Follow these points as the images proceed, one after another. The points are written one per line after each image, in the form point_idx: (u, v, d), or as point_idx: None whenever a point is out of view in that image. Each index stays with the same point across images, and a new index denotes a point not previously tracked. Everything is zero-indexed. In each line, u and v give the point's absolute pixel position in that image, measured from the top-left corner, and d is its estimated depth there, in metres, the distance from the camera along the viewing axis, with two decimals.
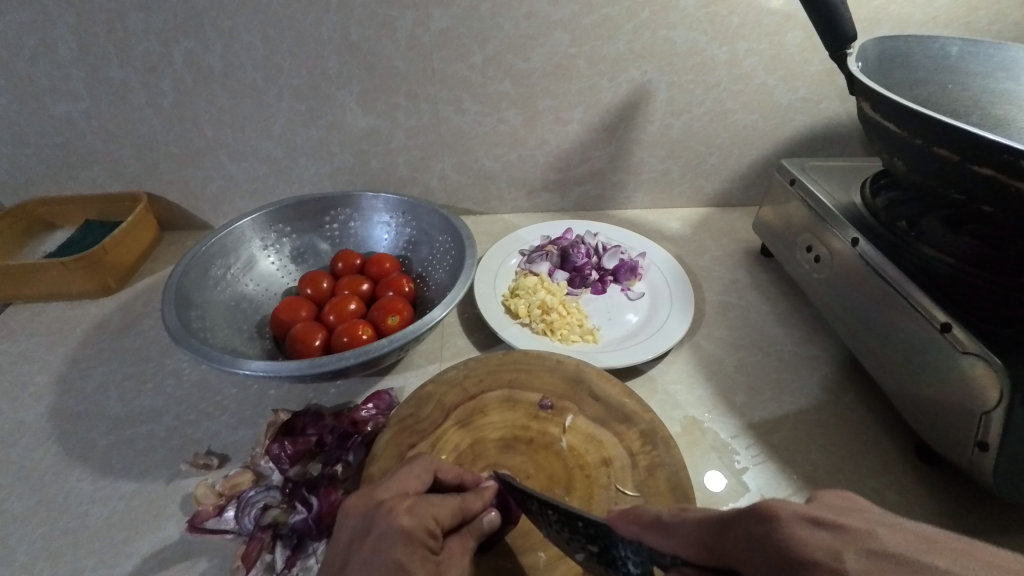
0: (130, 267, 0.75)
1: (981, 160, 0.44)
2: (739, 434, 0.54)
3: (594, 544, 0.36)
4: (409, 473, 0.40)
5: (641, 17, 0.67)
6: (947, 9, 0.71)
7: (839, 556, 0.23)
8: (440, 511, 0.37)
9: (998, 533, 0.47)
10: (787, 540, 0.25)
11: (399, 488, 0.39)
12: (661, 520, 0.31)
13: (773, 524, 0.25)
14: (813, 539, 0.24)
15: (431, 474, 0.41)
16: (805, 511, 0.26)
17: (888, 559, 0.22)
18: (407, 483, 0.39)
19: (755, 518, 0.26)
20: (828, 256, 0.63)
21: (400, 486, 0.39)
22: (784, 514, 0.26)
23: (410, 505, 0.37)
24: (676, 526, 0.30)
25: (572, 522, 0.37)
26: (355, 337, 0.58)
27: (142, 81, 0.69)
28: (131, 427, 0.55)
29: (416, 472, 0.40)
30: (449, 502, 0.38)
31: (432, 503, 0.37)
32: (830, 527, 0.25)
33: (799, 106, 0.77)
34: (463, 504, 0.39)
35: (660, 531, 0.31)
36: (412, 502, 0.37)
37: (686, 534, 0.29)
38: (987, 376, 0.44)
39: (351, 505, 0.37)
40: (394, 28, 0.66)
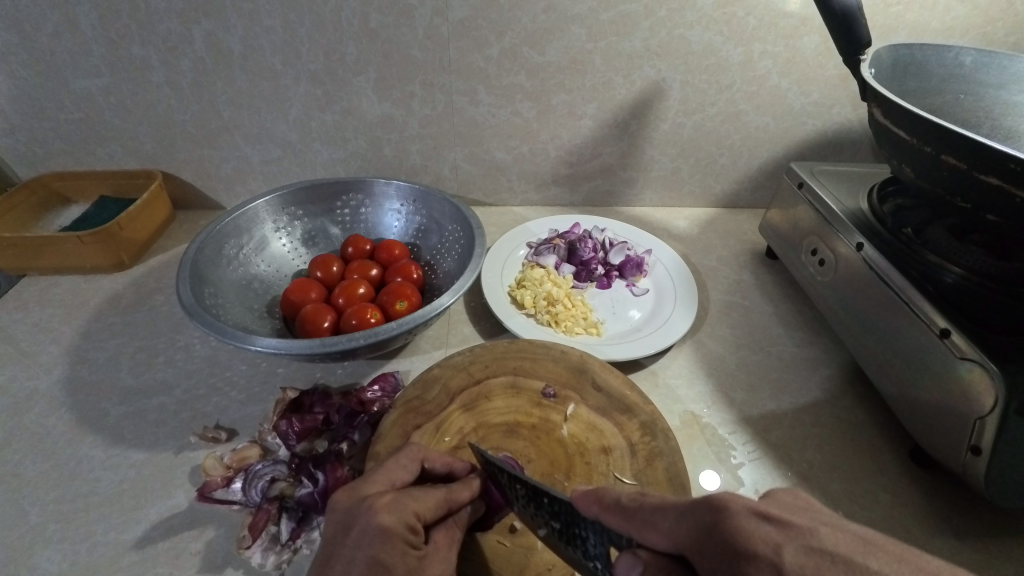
0: (143, 244, 0.76)
1: (988, 169, 0.44)
2: (736, 430, 0.55)
3: (558, 521, 0.36)
4: (396, 465, 0.40)
5: (658, 15, 0.68)
6: (964, 18, 0.71)
7: (779, 548, 0.26)
8: (423, 505, 0.37)
9: (988, 537, 0.48)
10: (734, 530, 0.27)
11: (384, 482, 0.39)
12: (622, 504, 0.33)
13: (724, 515, 0.28)
14: (758, 532, 0.27)
15: (418, 465, 0.41)
16: (756, 507, 0.28)
17: (824, 556, 0.25)
18: (394, 476, 0.39)
19: (707, 508, 0.29)
20: (833, 260, 0.64)
21: (386, 479, 0.39)
22: (735, 508, 0.28)
23: (390, 501, 0.36)
24: (638, 510, 0.32)
25: (539, 499, 0.37)
26: (363, 320, 0.59)
27: (162, 60, 0.69)
28: (142, 399, 0.57)
29: (404, 462, 0.40)
30: (434, 495, 0.38)
31: (414, 498, 0.37)
32: (776, 521, 0.27)
33: (811, 111, 0.77)
34: (448, 495, 0.39)
35: (620, 514, 0.33)
36: (393, 497, 0.37)
37: (647, 519, 0.32)
38: (984, 382, 0.45)
39: (337, 499, 0.37)
40: (413, 17, 0.67)
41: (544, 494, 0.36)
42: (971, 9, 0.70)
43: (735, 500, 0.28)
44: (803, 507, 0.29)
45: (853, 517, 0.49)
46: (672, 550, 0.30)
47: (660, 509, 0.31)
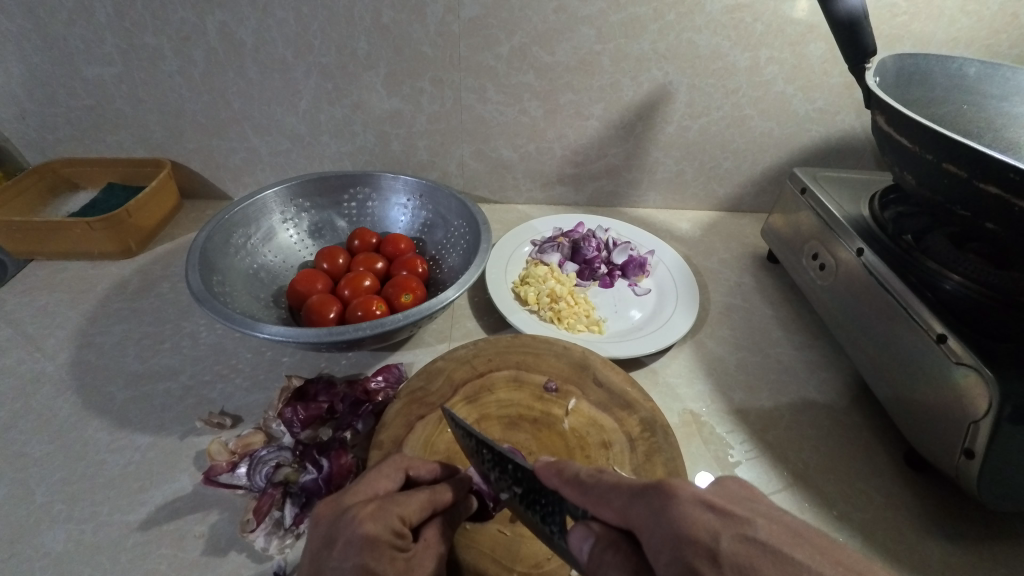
0: (150, 232, 0.77)
1: (987, 178, 0.45)
2: (734, 429, 0.56)
3: (521, 486, 0.37)
4: (380, 475, 0.39)
5: (667, 19, 0.69)
6: (969, 30, 0.72)
7: (718, 536, 0.28)
8: (407, 509, 0.37)
9: (979, 540, 0.49)
10: (680, 517, 0.29)
11: (368, 491, 0.38)
12: (580, 479, 0.35)
13: (668, 502, 0.30)
14: (701, 519, 0.29)
15: (403, 473, 0.40)
16: (702, 496, 0.30)
17: (758, 545, 0.28)
18: (377, 485, 0.39)
19: (658, 494, 0.31)
20: (834, 264, 0.65)
21: (370, 489, 0.38)
22: (682, 494, 0.30)
23: (373, 510, 0.36)
24: (593, 485, 0.34)
25: (504, 464, 0.37)
26: (369, 312, 0.60)
27: (175, 50, 0.70)
28: (148, 384, 0.57)
29: (386, 470, 0.40)
30: (417, 497, 0.38)
31: (397, 503, 0.37)
32: (719, 510, 0.30)
33: (815, 117, 0.78)
34: (432, 496, 0.39)
35: (578, 487, 0.35)
36: (376, 505, 0.36)
37: (603, 495, 0.34)
38: (978, 386, 0.46)
39: (321, 513, 0.37)
40: (425, 14, 0.68)
41: (508, 460, 0.36)
42: (976, 21, 0.71)
43: (681, 487, 0.31)
44: (747, 498, 0.32)
45: (846, 517, 0.50)
46: (623, 526, 0.32)
47: (614, 489, 0.33)
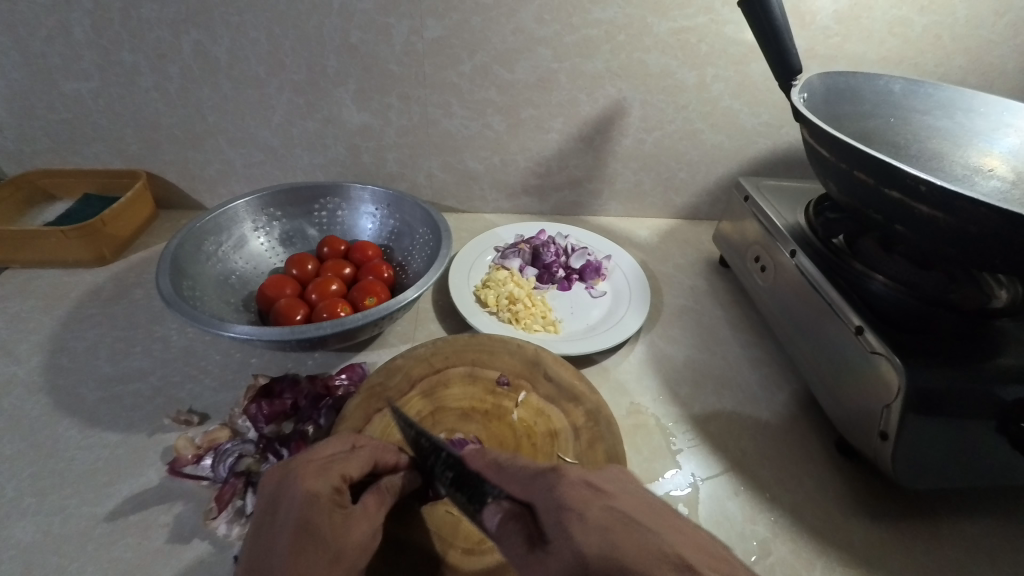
0: (125, 241, 0.79)
1: (891, 184, 0.50)
2: (678, 421, 0.60)
3: (452, 470, 0.41)
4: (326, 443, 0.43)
5: (618, 40, 0.74)
6: (897, 51, 0.78)
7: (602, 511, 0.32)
8: (349, 467, 0.41)
9: (897, 517, 0.53)
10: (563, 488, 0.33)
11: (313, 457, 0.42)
12: (499, 461, 0.38)
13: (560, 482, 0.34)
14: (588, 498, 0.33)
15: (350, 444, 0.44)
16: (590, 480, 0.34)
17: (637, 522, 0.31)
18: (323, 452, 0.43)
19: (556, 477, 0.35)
20: (774, 267, 0.70)
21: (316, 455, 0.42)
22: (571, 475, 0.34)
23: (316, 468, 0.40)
24: (507, 465, 0.37)
25: (439, 451, 0.42)
26: (334, 314, 0.63)
27: (152, 66, 0.73)
28: (118, 385, 0.59)
29: (338, 437, 0.43)
30: (359, 456, 0.42)
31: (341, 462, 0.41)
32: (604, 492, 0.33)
33: (761, 131, 0.84)
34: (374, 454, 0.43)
35: (496, 469, 0.38)
36: (319, 465, 0.40)
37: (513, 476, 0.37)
38: (889, 373, 0.51)
39: (267, 476, 0.40)
40: (391, 34, 0.72)
41: (443, 449, 0.42)
42: (902, 42, 0.77)
43: (573, 470, 0.35)
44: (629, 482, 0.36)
45: (777, 499, 0.53)
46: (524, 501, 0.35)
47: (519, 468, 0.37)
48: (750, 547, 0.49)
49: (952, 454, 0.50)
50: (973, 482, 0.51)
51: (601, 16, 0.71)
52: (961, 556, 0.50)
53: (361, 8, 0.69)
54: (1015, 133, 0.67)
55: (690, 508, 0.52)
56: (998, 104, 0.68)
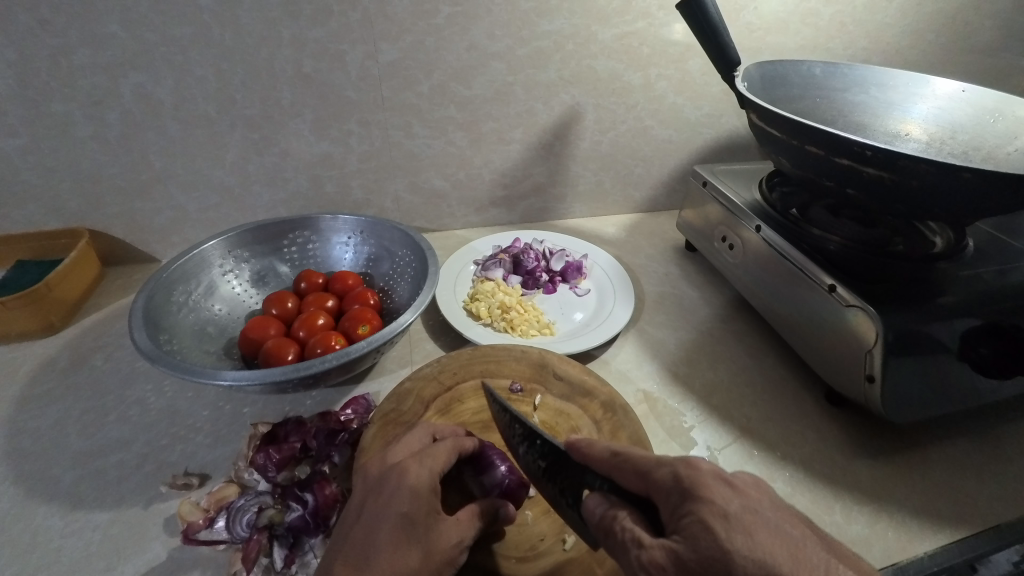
0: (74, 305, 0.73)
1: (840, 153, 0.56)
2: (684, 400, 0.62)
3: (546, 459, 0.41)
4: (413, 435, 0.44)
5: (567, 49, 0.77)
6: (811, 39, 0.87)
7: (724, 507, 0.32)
8: (439, 460, 0.41)
9: (893, 452, 0.57)
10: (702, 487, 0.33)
11: (407, 449, 0.43)
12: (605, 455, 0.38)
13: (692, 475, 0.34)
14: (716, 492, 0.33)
15: (432, 435, 0.45)
16: (717, 474, 0.34)
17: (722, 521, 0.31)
18: (411, 445, 0.43)
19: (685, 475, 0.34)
20: (741, 244, 0.74)
21: (407, 448, 0.43)
22: (705, 469, 0.34)
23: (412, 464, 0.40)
24: (616, 458, 0.37)
25: (533, 439, 0.41)
26: (328, 347, 0.61)
27: (88, 115, 0.69)
28: (98, 459, 0.54)
29: (418, 434, 0.44)
30: (444, 446, 0.42)
31: (432, 456, 0.41)
32: (730, 485, 0.33)
33: (705, 122, 0.90)
34: (456, 443, 0.43)
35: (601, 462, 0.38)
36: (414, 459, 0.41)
37: (626, 472, 0.37)
38: (865, 321, 0.55)
39: (370, 468, 0.42)
40: (345, 60, 0.71)
41: (538, 436, 0.40)
42: (814, 31, 0.86)
43: (704, 465, 0.34)
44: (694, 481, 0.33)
45: (788, 455, 0.56)
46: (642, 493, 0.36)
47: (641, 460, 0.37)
48: None
49: (928, 385, 0.55)
50: (948, 408, 0.57)
51: (549, 28, 0.75)
52: (953, 477, 0.55)
53: (312, 37, 0.69)
54: (923, 101, 0.76)
55: None
56: (904, 78, 0.77)
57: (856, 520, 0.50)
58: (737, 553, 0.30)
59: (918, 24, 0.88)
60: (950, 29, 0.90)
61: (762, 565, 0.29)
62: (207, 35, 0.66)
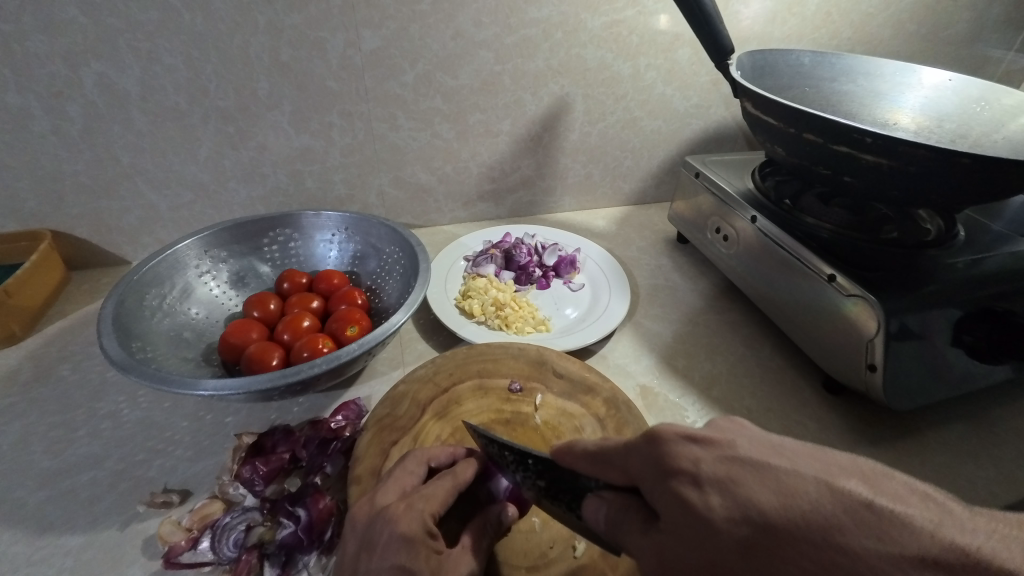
0: (36, 312, 0.68)
1: (837, 140, 0.55)
2: (684, 393, 0.61)
3: (543, 479, 0.38)
4: (403, 471, 0.40)
5: (556, 37, 0.75)
6: (797, 28, 0.86)
7: (701, 465, 0.30)
8: (434, 502, 0.38)
9: (894, 439, 0.57)
10: (669, 453, 0.32)
11: (396, 489, 0.39)
12: (587, 451, 0.36)
13: (661, 446, 0.32)
14: (686, 452, 0.32)
15: (424, 466, 0.41)
16: (687, 433, 0.33)
17: (704, 486, 0.30)
18: (403, 483, 0.39)
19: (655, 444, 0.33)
20: (734, 234, 0.74)
21: (398, 487, 0.39)
22: (670, 435, 0.33)
23: (405, 509, 0.36)
24: (601, 452, 0.36)
25: (524, 460, 0.38)
26: (315, 350, 0.57)
27: (46, 108, 0.64)
28: (67, 479, 0.50)
29: (409, 470, 0.40)
30: (440, 486, 0.39)
31: (425, 498, 0.37)
32: (704, 441, 0.32)
33: (694, 112, 0.89)
34: (454, 480, 0.39)
35: (586, 459, 0.36)
36: (405, 503, 0.37)
37: (609, 463, 0.35)
38: (865, 310, 0.55)
39: (355, 515, 0.37)
40: (325, 48, 0.68)
41: (528, 455, 0.37)
42: (800, 20, 0.85)
43: (669, 429, 0.33)
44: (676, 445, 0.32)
45: None
46: (630, 483, 0.34)
47: (618, 449, 0.35)
48: None
49: (927, 372, 0.55)
50: (945, 394, 0.57)
51: (537, 16, 0.73)
52: (952, 461, 0.55)
53: (289, 24, 0.65)
54: (910, 90, 0.76)
55: None
56: (890, 67, 0.77)
57: None
58: (719, 517, 0.28)
59: (900, 14, 0.89)
60: (931, 19, 0.91)
61: (746, 520, 0.27)
62: (175, 21, 0.62)
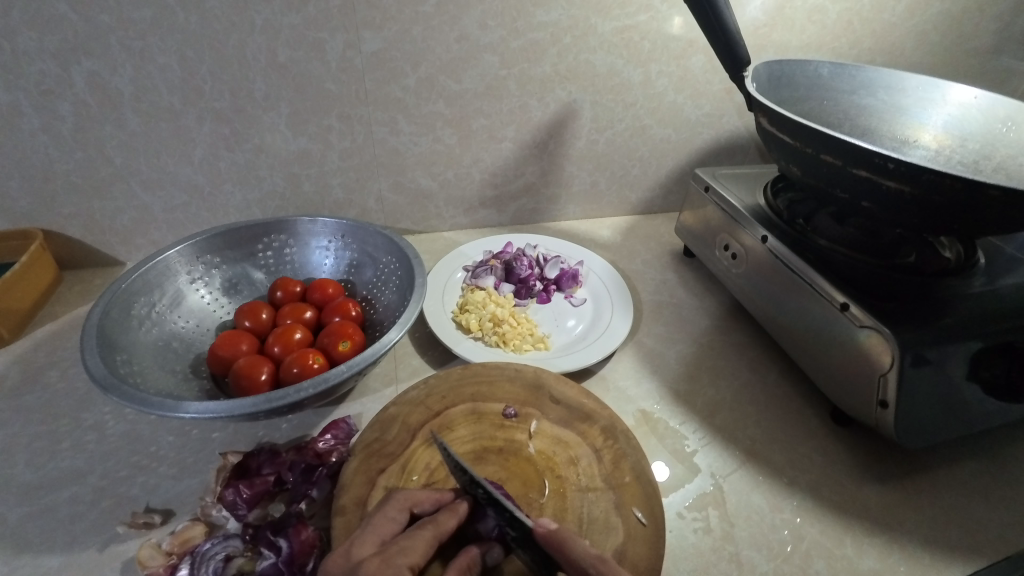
0: (26, 315, 0.67)
1: (858, 163, 0.53)
2: (686, 420, 0.59)
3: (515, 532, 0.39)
4: (383, 518, 0.39)
5: (564, 42, 0.72)
6: (816, 37, 0.83)
7: None
8: (411, 556, 0.37)
9: (903, 476, 0.55)
10: None
11: (375, 539, 0.38)
12: (567, 543, 0.36)
13: None
14: None
15: (406, 513, 0.40)
16: None
17: None
18: (382, 531, 0.38)
19: None
20: (743, 252, 0.71)
21: (377, 537, 0.38)
22: None
23: (380, 563, 0.35)
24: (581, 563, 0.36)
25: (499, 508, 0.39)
26: (305, 367, 0.56)
27: (36, 106, 0.62)
28: (48, 494, 0.49)
29: (390, 517, 0.39)
30: (420, 538, 0.38)
31: (403, 553, 0.37)
32: None
33: (705, 121, 0.86)
34: (435, 531, 0.39)
35: (562, 549, 0.36)
36: (381, 558, 0.36)
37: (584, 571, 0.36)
38: (880, 343, 0.52)
39: (329, 565, 0.36)
40: (324, 50, 0.66)
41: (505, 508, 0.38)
42: (820, 29, 0.82)
43: None
44: None
45: (796, 481, 0.54)
46: None
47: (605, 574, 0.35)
48: (783, 536, 0.49)
49: (941, 409, 0.53)
50: (959, 431, 0.54)
51: (545, 19, 0.70)
52: (964, 502, 0.53)
53: (287, 24, 0.63)
54: (934, 106, 0.73)
55: (719, 508, 0.50)
56: (913, 81, 0.74)
57: (867, 554, 0.48)
58: None
59: (925, 24, 0.85)
60: (957, 30, 0.87)
61: None
62: (169, 19, 0.60)
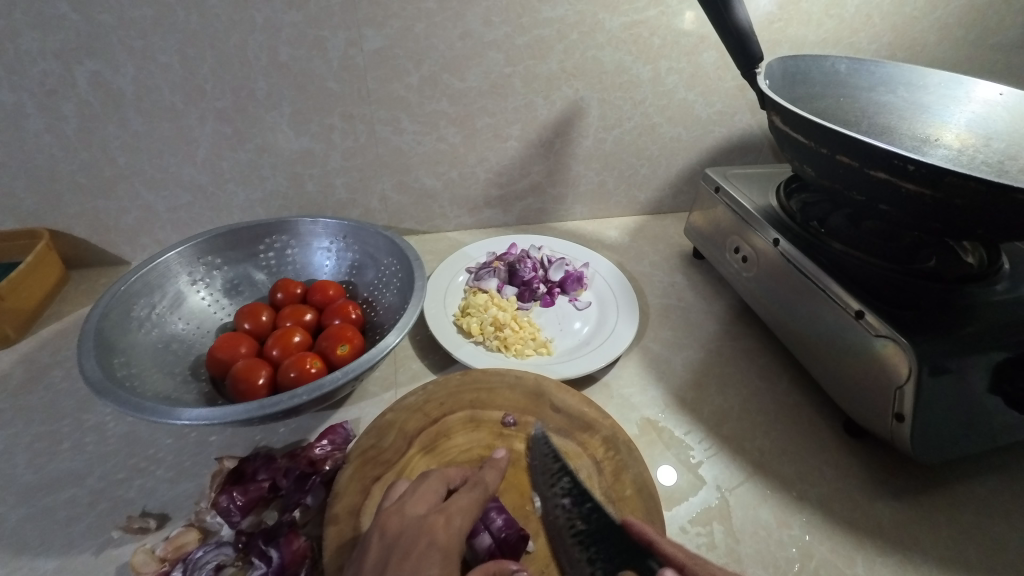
0: (31, 314, 0.67)
1: (876, 165, 0.51)
2: (691, 430, 0.57)
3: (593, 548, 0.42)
4: (427, 488, 0.42)
5: (571, 38, 0.70)
6: (834, 31, 0.80)
7: None
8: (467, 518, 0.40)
9: (919, 493, 0.52)
10: None
11: (422, 504, 0.41)
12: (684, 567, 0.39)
13: None
14: None
15: (444, 484, 0.43)
16: None
17: None
18: (425, 498, 0.42)
19: None
20: (753, 255, 0.69)
21: (424, 501, 0.41)
22: None
23: (445, 520, 0.39)
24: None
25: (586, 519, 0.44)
26: (304, 371, 0.55)
27: (40, 106, 0.62)
28: (46, 496, 0.49)
29: (434, 485, 0.42)
30: (467, 501, 0.41)
31: (458, 515, 0.40)
32: None
33: (717, 119, 0.83)
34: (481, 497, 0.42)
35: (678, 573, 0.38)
36: (444, 518, 0.39)
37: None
38: (896, 354, 0.50)
39: (388, 523, 0.40)
40: (326, 48, 0.65)
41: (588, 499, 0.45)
42: (838, 23, 0.79)
43: None
44: None
45: (805, 495, 0.52)
46: None
47: None
48: (792, 553, 0.47)
49: (962, 424, 0.50)
50: (980, 446, 0.52)
51: (551, 15, 0.68)
52: (983, 521, 0.50)
53: (288, 22, 0.62)
54: (957, 104, 0.70)
55: (725, 522, 0.49)
56: (937, 77, 0.71)
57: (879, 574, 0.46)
58: None
59: (949, 17, 0.82)
60: (984, 23, 0.83)
61: None
62: (170, 18, 0.59)
